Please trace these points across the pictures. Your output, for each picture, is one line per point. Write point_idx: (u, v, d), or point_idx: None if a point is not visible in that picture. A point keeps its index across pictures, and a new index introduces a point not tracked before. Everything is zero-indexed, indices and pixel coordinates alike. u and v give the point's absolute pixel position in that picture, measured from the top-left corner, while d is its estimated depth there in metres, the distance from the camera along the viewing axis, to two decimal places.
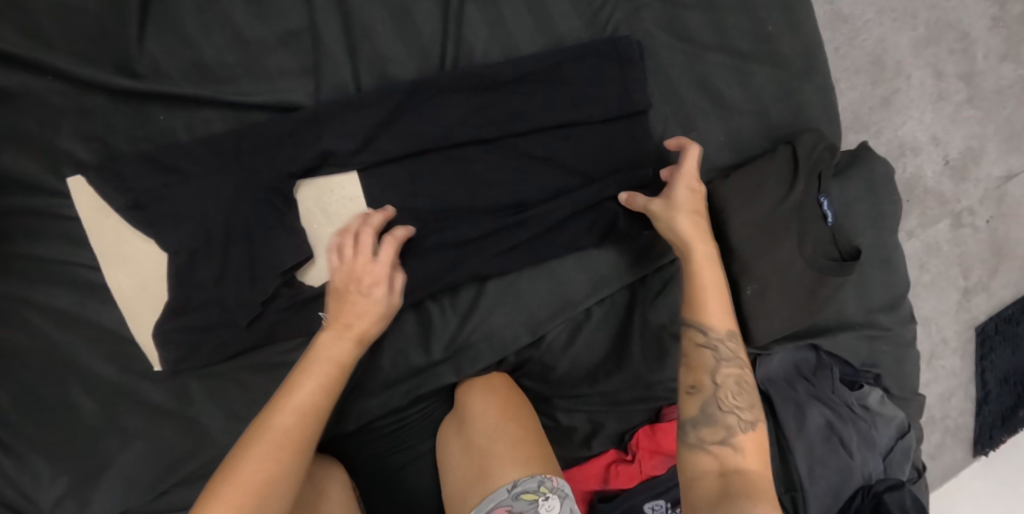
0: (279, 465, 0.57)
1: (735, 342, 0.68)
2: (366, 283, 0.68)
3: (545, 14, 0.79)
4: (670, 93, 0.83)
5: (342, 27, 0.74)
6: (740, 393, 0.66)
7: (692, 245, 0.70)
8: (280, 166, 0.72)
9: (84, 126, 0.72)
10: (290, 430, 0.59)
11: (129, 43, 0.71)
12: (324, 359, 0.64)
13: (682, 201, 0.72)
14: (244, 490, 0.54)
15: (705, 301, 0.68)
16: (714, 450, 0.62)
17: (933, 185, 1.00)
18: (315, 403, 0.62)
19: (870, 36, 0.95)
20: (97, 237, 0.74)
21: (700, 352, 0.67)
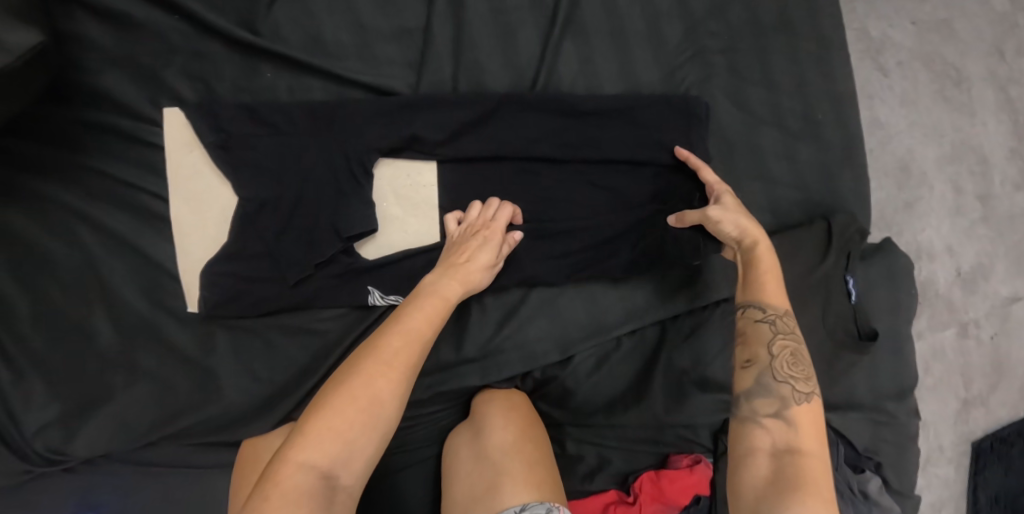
0: (387, 388, 0.58)
1: (791, 316, 0.69)
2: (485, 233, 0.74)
3: (627, 61, 0.84)
4: (725, 153, 0.88)
5: (454, 35, 0.80)
6: (796, 362, 0.66)
7: (755, 245, 0.71)
8: (367, 139, 0.76)
9: (192, 66, 0.76)
10: (401, 355, 0.60)
11: (261, 5, 0.76)
12: (433, 294, 0.66)
13: (730, 205, 0.74)
14: (354, 407, 0.56)
15: (768, 290, 0.69)
16: (767, 425, 0.63)
17: (943, 291, 1.06)
18: (423, 330, 0.63)
19: (901, 144, 1.04)
20: (178, 166, 0.77)
21: (758, 327, 0.68)
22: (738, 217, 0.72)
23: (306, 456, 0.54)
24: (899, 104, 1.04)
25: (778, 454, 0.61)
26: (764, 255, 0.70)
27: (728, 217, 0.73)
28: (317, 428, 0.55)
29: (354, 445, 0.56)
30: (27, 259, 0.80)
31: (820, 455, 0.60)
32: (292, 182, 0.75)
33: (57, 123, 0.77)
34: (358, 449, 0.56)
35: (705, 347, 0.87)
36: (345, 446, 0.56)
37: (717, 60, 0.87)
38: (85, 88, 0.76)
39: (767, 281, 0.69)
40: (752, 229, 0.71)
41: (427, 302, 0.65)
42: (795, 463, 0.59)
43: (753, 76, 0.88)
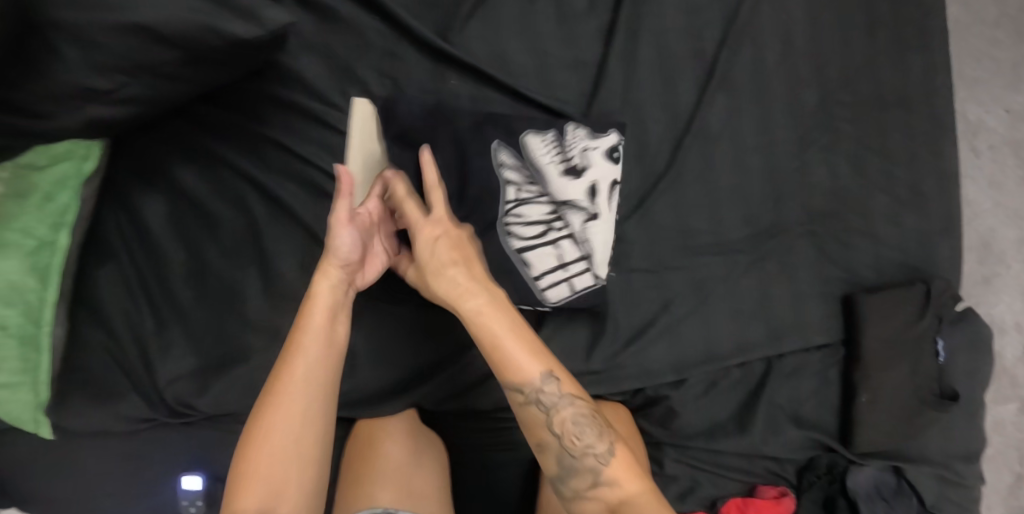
0: (301, 418, 0.60)
1: (556, 385, 0.60)
2: (420, 234, 0.64)
3: (765, 115, 0.92)
4: (842, 209, 0.95)
5: (623, 72, 0.88)
6: (582, 431, 0.61)
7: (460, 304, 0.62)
8: (537, 147, 0.84)
9: (385, 64, 0.84)
10: (306, 378, 0.60)
11: (457, 21, 0.85)
12: (319, 300, 0.63)
13: (420, 228, 0.65)
14: (281, 456, 0.59)
15: (506, 360, 0.60)
16: (591, 496, 0.59)
17: (1010, 367, 1.13)
18: (326, 346, 0.62)
19: (985, 223, 1.12)
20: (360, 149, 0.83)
21: (528, 413, 0.61)
22: (424, 238, 0.64)
23: (244, 503, 0.57)
24: (987, 185, 1.12)
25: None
26: (482, 310, 0.61)
27: (422, 258, 0.64)
28: (254, 478, 0.58)
29: (283, 482, 0.59)
30: (195, 216, 0.85)
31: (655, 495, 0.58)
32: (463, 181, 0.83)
33: (250, 96, 0.84)
34: (287, 484, 0.59)
35: (801, 389, 0.94)
36: (273, 497, 0.58)
37: (843, 126, 0.95)
38: (282, 68, 0.83)
39: (508, 356, 0.60)
40: (459, 278, 0.63)
41: (314, 315, 0.62)
42: None
43: (874, 143, 0.95)
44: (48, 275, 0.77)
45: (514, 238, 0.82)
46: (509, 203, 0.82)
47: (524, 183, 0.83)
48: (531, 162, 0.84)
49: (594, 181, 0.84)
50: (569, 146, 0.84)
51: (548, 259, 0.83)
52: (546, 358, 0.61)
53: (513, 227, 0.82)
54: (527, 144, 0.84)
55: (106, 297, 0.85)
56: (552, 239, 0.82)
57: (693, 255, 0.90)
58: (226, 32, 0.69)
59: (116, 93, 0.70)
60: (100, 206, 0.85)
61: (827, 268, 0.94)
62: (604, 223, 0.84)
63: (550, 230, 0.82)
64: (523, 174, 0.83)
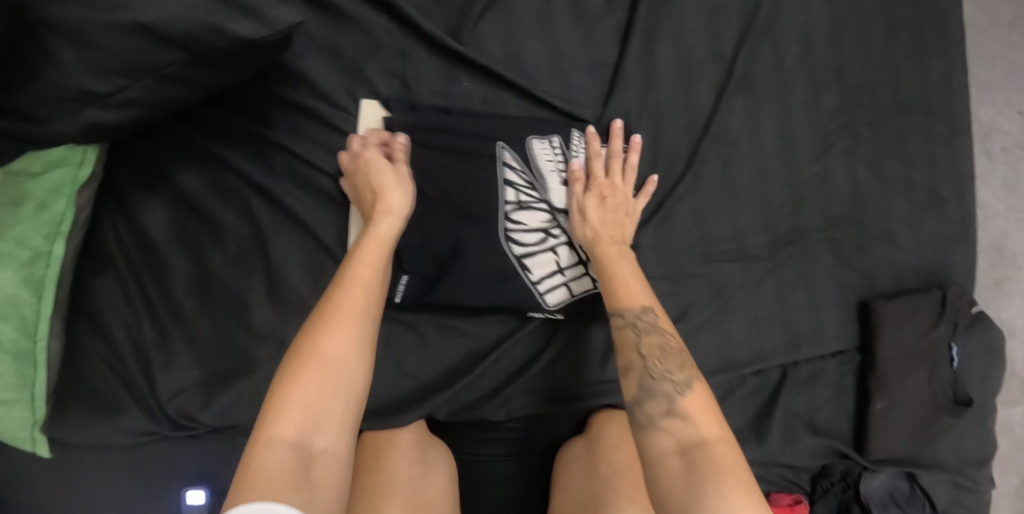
0: (352, 337, 0.60)
1: (650, 313, 0.68)
2: (602, 183, 0.78)
3: (784, 118, 0.90)
4: (860, 213, 0.93)
5: (642, 74, 0.86)
6: (665, 355, 0.66)
7: (597, 242, 0.75)
8: (541, 155, 0.81)
9: (394, 64, 0.81)
10: (360, 306, 0.62)
11: (469, 20, 0.82)
12: (372, 241, 0.68)
13: (591, 189, 0.78)
14: (323, 362, 0.58)
15: (621, 292, 0.70)
16: (667, 428, 0.61)
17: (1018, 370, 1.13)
18: (373, 278, 0.65)
19: (998, 225, 1.11)
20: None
21: (623, 334, 0.68)
22: (588, 204, 0.77)
23: (280, 428, 0.53)
24: (1000, 187, 1.11)
25: (686, 450, 0.59)
26: (612, 252, 0.74)
27: (581, 212, 0.77)
28: (297, 381, 0.56)
29: (325, 405, 0.56)
30: (195, 223, 0.82)
31: (722, 439, 0.59)
32: (476, 185, 0.79)
33: (253, 96, 0.80)
34: (326, 424, 0.56)
35: (817, 396, 0.93)
36: (315, 410, 0.56)
37: (864, 130, 0.93)
38: (287, 69, 0.79)
39: (625, 286, 0.70)
40: (600, 220, 0.76)
41: (370, 256, 0.67)
42: (704, 452, 0.58)
43: (892, 147, 0.94)
44: (44, 286, 0.73)
45: (515, 244, 0.79)
46: (508, 206, 0.79)
47: (525, 188, 0.80)
48: (535, 167, 0.81)
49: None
50: (573, 153, 0.82)
51: (549, 265, 0.80)
52: (645, 300, 0.69)
53: (513, 233, 0.79)
54: (530, 149, 0.81)
55: (105, 308, 0.82)
56: (550, 246, 0.80)
57: (710, 261, 0.88)
58: (230, 31, 0.65)
59: (117, 96, 0.67)
60: (96, 213, 0.81)
61: (845, 273, 0.93)
62: None
63: (550, 237, 0.80)
64: (527, 179, 0.80)
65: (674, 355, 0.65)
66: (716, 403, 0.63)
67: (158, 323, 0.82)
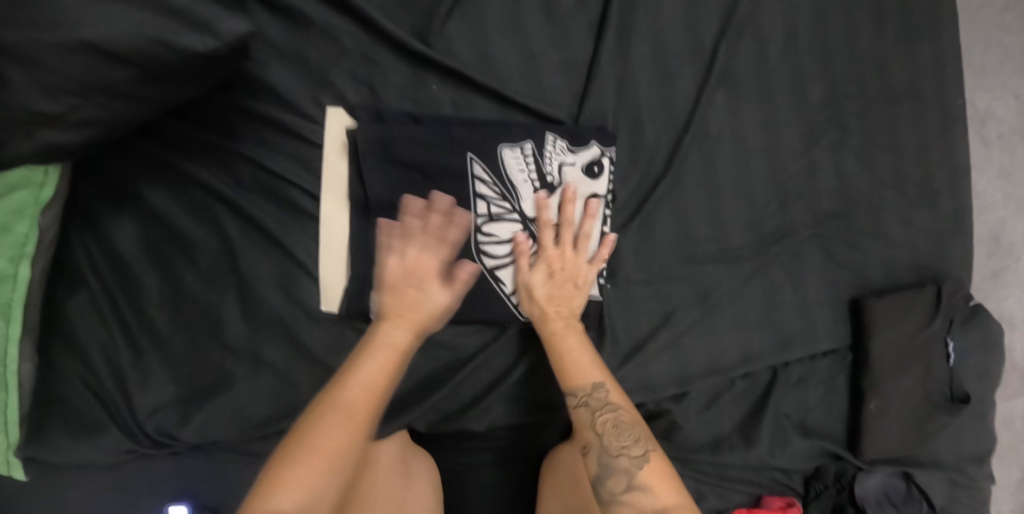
0: (346, 443, 0.57)
1: (603, 387, 0.69)
2: (547, 254, 0.77)
3: (768, 113, 0.87)
4: (849, 208, 0.90)
5: (618, 72, 0.83)
6: (621, 430, 0.67)
7: (545, 320, 0.76)
8: (513, 162, 0.80)
9: (362, 71, 0.79)
10: (360, 411, 0.59)
11: (437, 22, 0.79)
12: (386, 345, 0.65)
13: (541, 259, 0.77)
14: (313, 468, 0.55)
15: (573, 371, 0.71)
16: (625, 501, 0.63)
17: (1019, 362, 1.11)
18: (380, 387, 0.62)
19: (996, 214, 1.08)
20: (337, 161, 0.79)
21: (578, 414, 0.69)
22: (533, 277, 0.77)
23: None
24: (997, 175, 1.08)
25: None
26: (562, 328, 0.75)
27: (528, 290, 0.77)
28: (284, 485, 0.53)
29: (309, 509, 0.53)
30: (165, 238, 0.80)
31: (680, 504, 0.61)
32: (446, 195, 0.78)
33: (217, 108, 0.78)
34: None
35: (808, 397, 0.91)
36: None
37: (853, 122, 0.90)
38: (252, 79, 0.78)
39: (579, 364, 0.71)
40: (546, 298, 0.76)
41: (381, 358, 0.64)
42: None
43: (882, 138, 0.91)
44: (13, 309, 0.72)
45: (486, 256, 0.79)
46: (479, 218, 0.79)
47: (496, 199, 0.79)
48: (506, 176, 0.80)
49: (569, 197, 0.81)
50: (546, 160, 0.80)
51: None
52: (597, 375, 0.70)
53: (485, 246, 0.79)
54: (501, 157, 0.79)
55: (78, 327, 0.81)
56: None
57: (693, 263, 0.85)
58: (179, 45, 0.65)
59: (68, 115, 0.65)
60: (66, 232, 0.80)
61: (835, 270, 0.90)
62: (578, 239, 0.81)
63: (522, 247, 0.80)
64: (499, 189, 0.79)
65: (630, 428, 0.67)
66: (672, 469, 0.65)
67: (132, 342, 0.81)
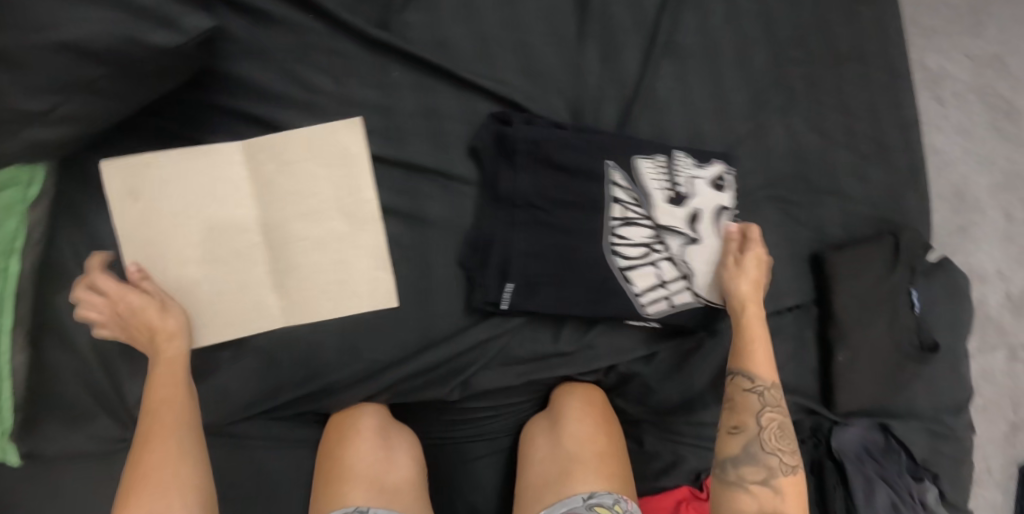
0: (170, 450, 0.68)
1: (776, 388, 0.77)
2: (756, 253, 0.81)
3: (717, 80, 0.91)
4: (803, 168, 0.93)
5: (568, 51, 0.88)
6: (782, 435, 0.75)
7: (751, 312, 0.79)
8: (498, 145, 0.84)
9: (324, 61, 0.82)
10: (174, 418, 0.70)
11: (391, 12, 0.84)
12: (167, 354, 0.75)
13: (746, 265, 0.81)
14: (155, 484, 0.65)
15: (750, 358, 0.77)
16: (752, 492, 0.72)
17: (993, 314, 1.13)
18: (175, 392, 0.72)
19: (956, 171, 1.11)
20: (178, 170, 0.80)
21: (747, 397, 0.76)
22: (749, 273, 0.81)
23: None
24: (954, 132, 1.11)
25: None
26: (757, 319, 0.79)
27: (732, 281, 0.81)
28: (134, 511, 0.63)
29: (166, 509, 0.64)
30: None
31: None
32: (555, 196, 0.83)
33: (190, 107, 0.81)
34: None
35: (778, 353, 0.93)
36: None
37: (799, 85, 0.94)
38: (218, 74, 0.80)
39: (755, 353, 0.77)
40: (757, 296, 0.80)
41: (161, 370, 0.73)
42: None
43: (830, 99, 0.94)
44: (3, 301, 0.80)
45: (618, 257, 0.84)
46: (614, 221, 0.84)
47: (631, 204, 0.84)
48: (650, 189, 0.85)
49: (698, 209, 0.86)
50: (677, 174, 0.86)
51: (650, 278, 0.84)
52: (775, 377, 0.78)
53: (617, 249, 0.84)
54: (637, 166, 0.85)
55: (69, 322, 0.84)
56: (652, 260, 0.84)
57: None
58: (149, 41, 0.68)
59: (52, 112, 0.69)
60: (52, 231, 0.83)
61: (793, 228, 0.93)
62: (705, 248, 0.85)
63: (652, 252, 0.84)
64: (634, 195, 0.84)
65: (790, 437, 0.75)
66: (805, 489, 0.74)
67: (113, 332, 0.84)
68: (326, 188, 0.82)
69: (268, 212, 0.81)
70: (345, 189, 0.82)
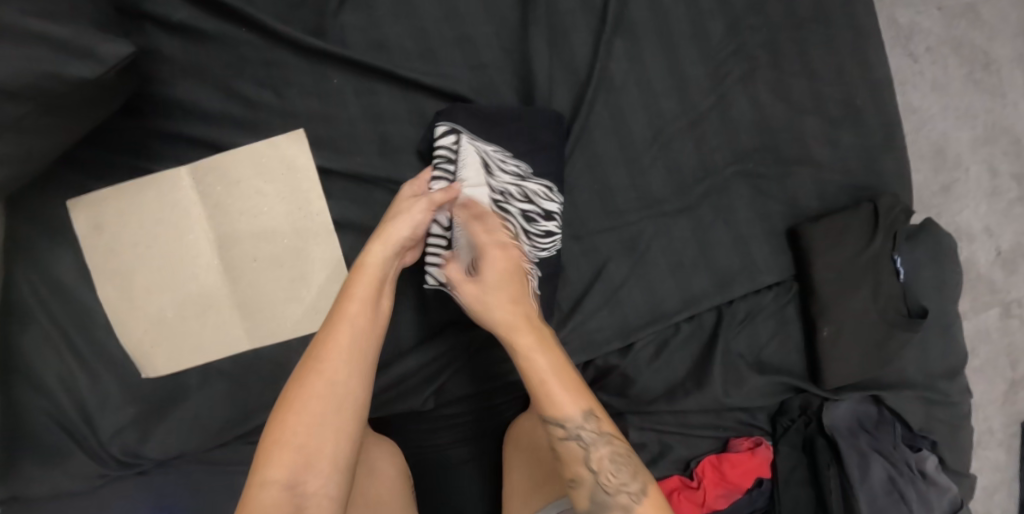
0: (344, 371, 0.61)
1: (594, 415, 0.63)
2: (489, 261, 0.70)
3: (673, 56, 0.88)
4: (770, 140, 0.90)
5: (513, 41, 0.85)
6: (618, 468, 0.63)
7: (517, 334, 0.66)
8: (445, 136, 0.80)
9: (262, 73, 0.80)
10: (349, 346, 0.62)
11: (326, 16, 0.81)
12: (368, 280, 0.66)
13: (492, 283, 0.69)
14: (300, 421, 0.58)
15: (549, 397, 0.63)
16: None
17: (985, 273, 1.10)
18: (364, 310, 0.64)
19: (935, 128, 1.08)
20: (115, 214, 0.80)
21: (567, 445, 0.63)
22: (491, 294, 0.68)
23: (272, 475, 0.56)
24: (931, 89, 1.08)
25: None
26: (534, 346, 0.65)
27: (483, 303, 0.68)
28: (278, 451, 0.57)
29: (316, 449, 0.58)
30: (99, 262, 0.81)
31: None
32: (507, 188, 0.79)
33: (132, 134, 0.79)
34: (325, 448, 0.58)
35: (758, 333, 0.91)
36: (302, 458, 0.57)
37: (759, 53, 0.90)
38: (157, 98, 0.79)
39: (551, 394, 0.63)
40: (521, 318, 0.67)
41: (359, 292, 0.65)
42: None
43: (793, 66, 0.91)
44: None
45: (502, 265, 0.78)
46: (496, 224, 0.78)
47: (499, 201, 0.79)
48: (494, 176, 0.79)
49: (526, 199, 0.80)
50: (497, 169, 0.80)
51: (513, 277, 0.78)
52: (591, 401, 0.64)
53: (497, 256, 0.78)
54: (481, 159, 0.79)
55: (33, 361, 0.81)
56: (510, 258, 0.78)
57: (620, 214, 0.87)
58: (66, 75, 0.65)
59: None
60: (11, 270, 0.81)
61: (766, 203, 0.90)
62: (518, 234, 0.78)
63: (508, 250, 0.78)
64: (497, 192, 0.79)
65: (629, 464, 0.63)
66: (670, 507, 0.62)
67: (74, 368, 0.81)
68: (278, 206, 0.81)
69: (221, 235, 0.81)
70: (295, 205, 0.81)
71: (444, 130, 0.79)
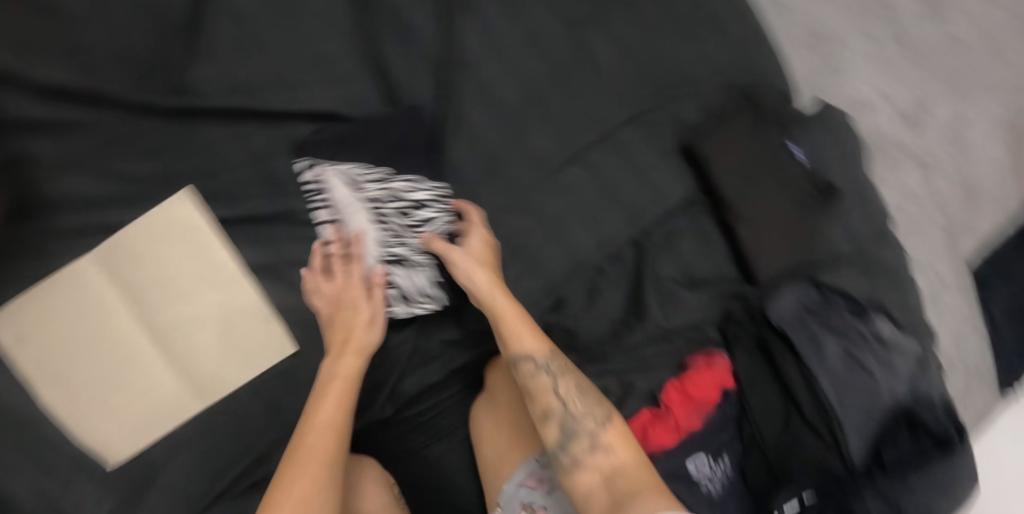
0: (326, 443, 0.69)
1: (556, 357, 0.77)
2: (476, 235, 0.82)
3: (521, 19, 0.92)
4: (637, 71, 0.95)
5: (365, 49, 0.88)
6: (581, 397, 0.74)
7: (494, 294, 0.78)
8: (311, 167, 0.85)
9: (134, 146, 0.82)
10: (329, 417, 0.71)
11: (179, 73, 0.84)
12: (342, 358, 0.75)
13: (473, 243, 0.82)
14: (289, 492, 0.64)
15: (523, 340, 0.76)
16: (591, 467, 0.70)
17: (895, 135, 1.16)
18: (340, 389, 0.73)
19: (806, 16, 1.19)
20: (27, 318, 0.79)
21: (538, 383, 0.75)
22: (475, 267, 0.79)
23: None
24: None
25: (608, 477, 0.68)
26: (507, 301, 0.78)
27: (468, 267, 0.79)
28: None
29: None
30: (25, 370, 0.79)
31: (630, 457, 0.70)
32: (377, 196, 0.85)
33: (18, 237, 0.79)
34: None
35: (681, 252, 0.93)
36: None
37: None
38: (36, 196, 0.79)
39: (524, 334, 0.76)
40: (496, 280, 0.79)
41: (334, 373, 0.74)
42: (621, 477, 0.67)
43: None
44: None
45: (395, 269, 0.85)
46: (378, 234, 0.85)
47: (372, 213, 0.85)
48: (361, 188, 0.85)
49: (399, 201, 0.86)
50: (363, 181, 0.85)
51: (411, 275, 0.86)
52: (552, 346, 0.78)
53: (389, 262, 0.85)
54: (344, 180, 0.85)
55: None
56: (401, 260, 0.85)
57: (518, 180, 0.89)
58: None
59: None
60: None
61: (652, 129, 0.94)
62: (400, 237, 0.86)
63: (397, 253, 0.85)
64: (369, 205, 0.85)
65: (588, 395, 0.75)
66: (629, 433, 0.73)
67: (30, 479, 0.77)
68: (187, 267, 0.82)
69: (140, 309, 0.82)
70: (202, 261, 0.83)
71: (303, 166, 0.85)
